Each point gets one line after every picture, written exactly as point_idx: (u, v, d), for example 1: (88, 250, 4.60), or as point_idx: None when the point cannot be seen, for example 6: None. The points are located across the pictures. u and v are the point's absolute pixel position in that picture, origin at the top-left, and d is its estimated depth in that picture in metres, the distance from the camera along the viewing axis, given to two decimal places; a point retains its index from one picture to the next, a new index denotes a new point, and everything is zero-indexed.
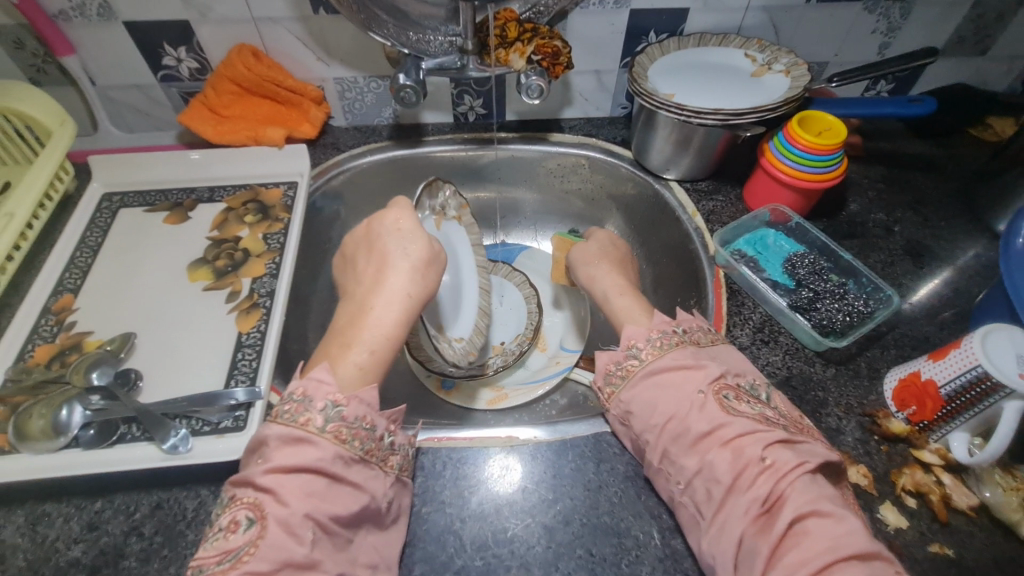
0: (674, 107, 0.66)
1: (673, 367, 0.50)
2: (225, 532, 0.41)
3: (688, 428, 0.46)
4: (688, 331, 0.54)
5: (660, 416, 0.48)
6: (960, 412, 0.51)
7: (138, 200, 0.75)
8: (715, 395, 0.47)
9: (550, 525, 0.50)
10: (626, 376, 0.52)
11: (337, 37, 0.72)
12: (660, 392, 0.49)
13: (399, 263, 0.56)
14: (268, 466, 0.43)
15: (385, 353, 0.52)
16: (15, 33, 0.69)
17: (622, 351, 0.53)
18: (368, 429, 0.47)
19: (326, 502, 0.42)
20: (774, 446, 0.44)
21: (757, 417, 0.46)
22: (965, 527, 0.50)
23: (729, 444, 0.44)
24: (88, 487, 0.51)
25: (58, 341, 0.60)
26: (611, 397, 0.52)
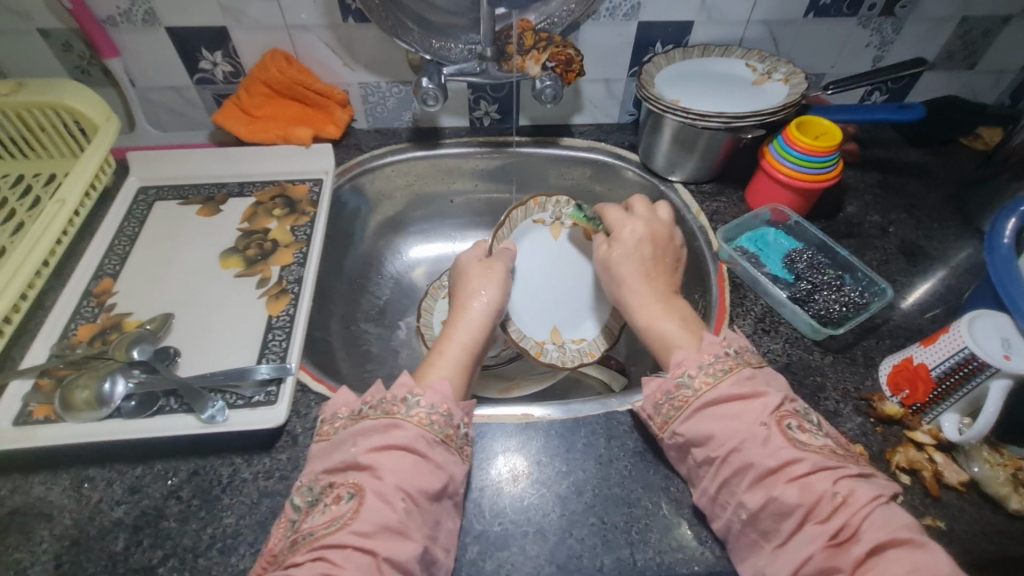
0: (681, 110, 0.70)
1: (729, 398, 0.49)
2: (329, 503, 0.45)
3: (755, 463, 0.45)
4: (740, 353, 0.53)
5: (720, 447, 0.47)
6: (949, 394, 0.54)
7: (172, 194, 0.79)
8: (779, 425, 0.47)
9: (564, 495, 0.53)
10: (679, 407, 0.50)
11: (364, 44, 0.77)
12: (718, 425, 0.48)
13: (468, 289, 0.65)
14: (370, 445, 0.47)
15: (459, 358, 0.58)
16: (65, 36, 0.74)
17: (674, 379, 0.52)
18: (445, 416, 0.50)
19: (415, 476, 0.46)
20: (847, 480, 0.44)
21: (824, 451, 0.46)
22: (956, 501, 0.52)
23: (798, 480, 0.44)
24: (128, 454, 0.54)
25: (100, 321, 0.64)
26: (664, 426, 0.51)
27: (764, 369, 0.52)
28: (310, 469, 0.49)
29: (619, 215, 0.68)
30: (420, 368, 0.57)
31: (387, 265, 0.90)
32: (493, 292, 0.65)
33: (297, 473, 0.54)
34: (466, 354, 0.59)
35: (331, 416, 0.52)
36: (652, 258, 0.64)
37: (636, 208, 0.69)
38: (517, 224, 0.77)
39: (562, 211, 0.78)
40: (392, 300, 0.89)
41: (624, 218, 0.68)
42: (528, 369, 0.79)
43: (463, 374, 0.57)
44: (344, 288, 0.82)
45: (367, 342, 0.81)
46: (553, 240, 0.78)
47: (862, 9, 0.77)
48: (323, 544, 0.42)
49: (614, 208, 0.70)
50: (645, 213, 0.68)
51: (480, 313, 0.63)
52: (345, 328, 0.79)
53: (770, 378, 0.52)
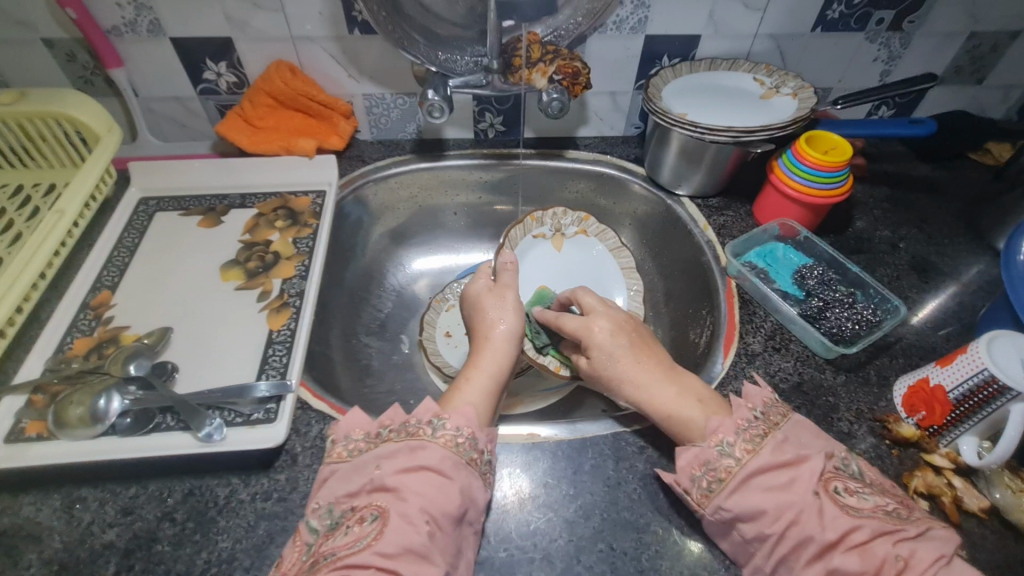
0: (688, 124, 0.70)
1: (773, 466, 0.46)
2: (353, 525, 0.44)
3: (812, 536, 0.42)
4: (766, 413, 0.51)
5: (774, 522, 0.44)
6: (968, 417, 0.52)
7: (173, 204, 0.78)
8: (827, 491, 0.44)
9: (571, 519, 0.52)
10: (721, 480, 0.47)
11: (369, 56, 0.77)
12: (768, 497, 0.45)
13: (485, 321, 0.65)
14: (395, 467, 0.47)
15: (485, 387, 0.57)
16: (69, 46, 0.73)
17: (711, 449, 0.49)
18: (471, 439, 0.50)
19: (439, 498, 0.45)
20: (907, 541, 0.42)
21: (879, 512, 0.43)
22: (976, 529, 0.51)
23: (859, 546, 0.41)
24: (122, 473, 0.53)
25: (96, 335, 0.63)
26: (704, 501, 0.48)
27: (793, 423, 0.50)
28: (327, 491, 0.48)
29: (573, 322, 0.62)
30: (446, 395, 0.56)
31: (389, 277, 0.89)
32: (513, 320, 0.64)
33: (296, 495, 0.52)
34: (493, 381, 0.58)
35: (343, 437, 0.51)
36: (634, 346, 0.59)
37: (587, 303, 0.63)
38: (517, 241, 0.84)
39: (561, 221, 0.85)
40: (393, 312, 0.87)
41: (583, 322, 0.62)
42: (532, 385, 0.77)
43: (491, 400, 0.57)
44: (345, 301, 0.81)
45: (367, 356, 0.79)
46: (556, 251, 0.85)
47: (870, 23, 0.77)
48: (347, 564, 0.41)
49: (568, 313, 0.64)
50: (598, 304, 0.63)
51: (503, 338, 0.63)
52: (346, 343, 0.77)
53: (801, 435, 0.49)
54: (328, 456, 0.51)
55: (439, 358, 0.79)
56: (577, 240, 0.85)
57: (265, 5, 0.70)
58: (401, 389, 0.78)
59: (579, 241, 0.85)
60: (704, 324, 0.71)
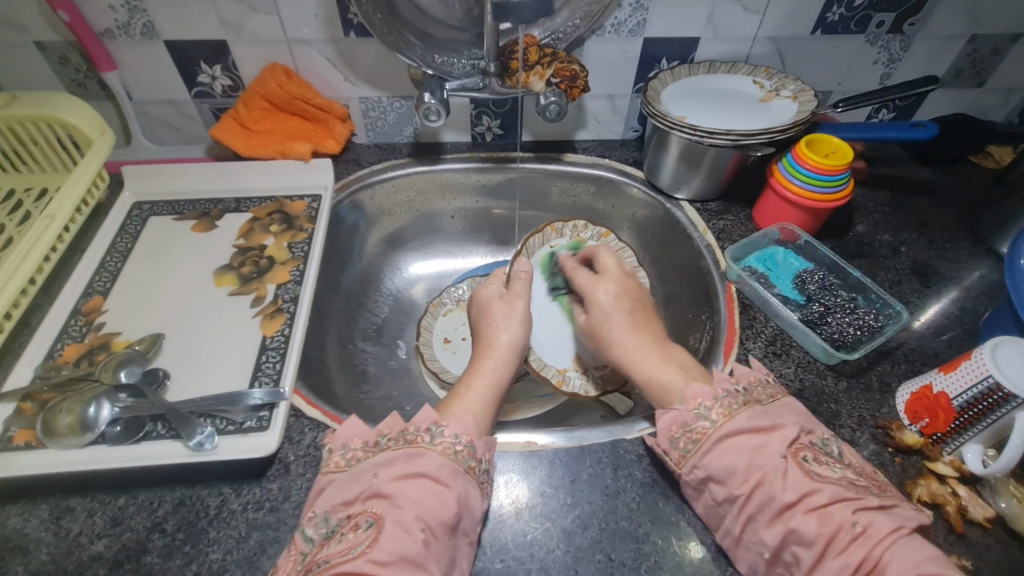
0: (687, 127, 0.69)
1: (747, 430, 0.48)
2: (348, 531, 0.43)
3: (774, 498, 0.44)
4: (750, 389, 0.52)
5: (742, 483, 0.46)
6: (971, 425, 0.51)
7: (167, 209, 0.78)
8: (795, 458, 0.46)
9: (569, 529, 0.51)
10: (696, 441, 0.49)
11: (365, 58, 0.76)
12: (740, 457, 0.47)
13: (491, 326, 0.65)
14: (393, 474, 0.46)
15: (487, 396, 0.57)
16: (62, 49, 0.73)
17: (689, 413, 0.51)
18: (469, 446, 0.49)
19: (435, 505, 0.44)
20: (866, 510, 0.43)
21: (843, 481, 0.45)
22: (981, 538, 0.50)
23: (816, 510, 0.43)
24: (111, 483, 0.52)
25: (87, 341, 0.62)
26: (681, 461, 0.49)
27: (778, 404, 0.51)
28: (325, 499, 0.47)
29: (586, 278, 0.69)
30: (445, 402, 0.56)
31: (386, 282, 0.88)
32: (516, 331, 0.64)
33: (288, 505, 0.51)
34: (493, 391, 0.58)
35: (342, 446, 0.50)
36: (631, 313, 0.64)
37: (604, 262, 0.70)
38: (535, 250, 0.76)
39: (580, 235, 0.77)
40: (390, 317, 0.86)
41: (592, 281, 0.69)
42: (530, 391, 0.76)
43: (491, 408, 0.56)
44: (341, 305, 0.80)
45: (363, 361, 0.78)
46: None
47: (870, 26, 0.76)
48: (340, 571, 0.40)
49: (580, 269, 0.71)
50: (612, 266, 0.70)
51: (506, 349, 0.62)
52: (342, 349, 0.76)
53: (785, 411, 0.50)
54: (324, 465, 0.50)
55: (436, 364, 0.78)
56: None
57: (261, 8, 0.70)
58: (398, 395, 0.77)
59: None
60: (704, 329, 0.70)
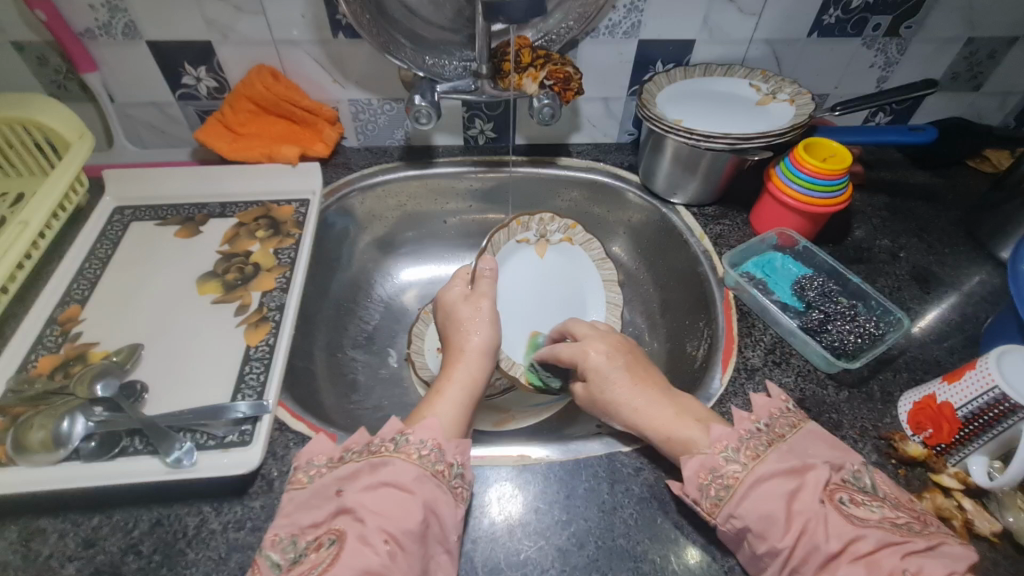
0: (683, 131, 0.68)
1: (780, 473, 0.44)
2: (310, 551, 0.42)
3: (818, 547, 0.41)
4: (772, 426, 0.49)
5: (784, 535, 0.42)
6: (977, 435, 0.50)
7: (149, 214, 0.75)
8: (832, 502, 0.43)
9: (564, 547, 0.49)
10: (728, 487, 0.45)
11: (354, 60, 0.74)
12: (778, 503, 0.43)
13: (458, 334, 0.63)
14: (358, 486, 0.45)
15: (458, 398, 0.55)
16: (40, 49, 0.70)
17: (716, 456, 0.47)
18: (436, 450, 0.47)
19: (398, 515, 0.43)
20: (914, 555, 0.39)
21: (886, 524, 0.41)
22: (988, 554, 0.48)
23: (863, 558, 0.39)
24: (85, 502, 0.49)
25: (62, 352, 0.59)
26: (714, 510, 0.46)
27: (801, 434, 0.48)
28: (289, 521, 0.45)
29: (569, 347, 0.63)
30: (419, 412, 0.54)
31: (377, 288, 0.86)
32: (488, 332, 0.62)
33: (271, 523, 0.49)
34: (465, 394, 0.56)
35: (305, 463, 0.49)
36: (630, 366, 0.58)
37: (580, 331, 0.64)
38: (500, 246, 0.78)
39: (547, 228, 0.80)
40: (381, 324, 0.84)
41: (578, 348, 0.62)
42: (523, 400, 0.75)
43: (466, 409, 0.55)
44: (329, 312, 0.78)
45: (353, 370, 0.76)
46: (539, 258, 0.81)
47: (867, 28, 0.75)
48: None
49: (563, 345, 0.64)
50: (588, 328, 0.64)
51: (477, 350, 0.61)
52: (330, 357, 0.74)
53: (811, 443, 0.47)
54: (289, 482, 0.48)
55: (428, 373, 0.76)
56: (561, 246, 0.81)
57: (247, 7, 0.68)
58: (388, 404, 0.75)
59: (562, 249, 0.81)
60: (701, 337, 0.69)
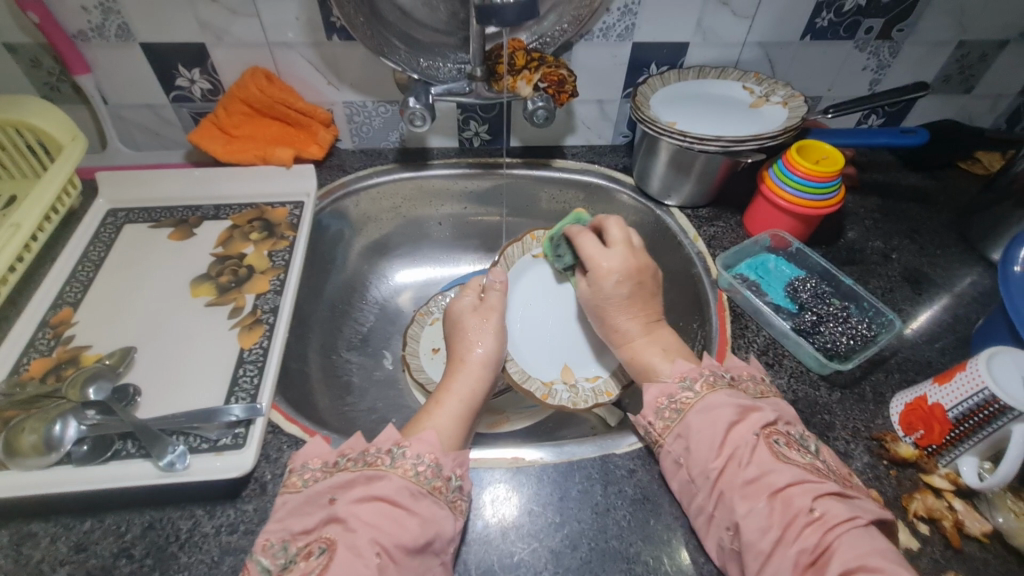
0: (677, 133, 0.68)
1: (730, 405, 0.49)
2: (300, 560, 0.42)
3: (741, 472, 0.45)
4: (737, 378, 0.53)
5: (715, 456, 0.47)
6: (967, 437, 0.50)
7: (142, 216, 0.75)
8: (767, 439, 0.47)
9: (557, 549, 0.49)
10: (681, 411, 0.51)
11: (349, 63, 0.74)
12: (716, 430, 0.48)
13: (465, 338, 0.63)
14: (350, 497, 0.45)
15: (457, 410, 0.55)
16: (33, 51, 0.70)
17: (674, 385, 0.52)
18: (433, 467, 0.47)
19: (393, 528, 0.43)
20: (825, 498, 0.43)
21: (809, 466, 0.46)
22: (979, 554, 0.49)
23: (778, 492, 0.44)
24: (77, 506, 0.49)
25: (54, 355, 0.59)
26: (665, 432, 0.51)
27: (769, 401, 0.52)
28: (283, 525, 0.45)
29: (592, 246, 0.63)
30: (417, 419, 0.54)
31: (372, 289, 0.86)
32: (491, 345, 0.62)
33: (263, 527, 0.49)
34: (465, 406, 0.56)
35: (300, 467, 0.49)
36: (631, 296, 0.61)
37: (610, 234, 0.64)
38: (515, 260, 0.74)
39: None
40: (376, 326, 0.84)
41: (601, 255, 0.62)
42: (518, 402, 0.75)
43: (464, 423, 0.55)
44: (324, 314, 0.78)
45: (348, 372, 0.76)
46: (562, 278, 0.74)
47: (859, 32, 0.76)
48: None
49: (585, 238, 0.64)
50: (623, 239, 0.64)
51: (476, 364, 0.60)
52: (324, 359, 0.74)
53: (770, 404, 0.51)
54: (283, 486, 0.48)
55: (423, 375, 0.76)
56: None
57: (241, 10, 0.68)
58: (383, 407, 0.75)
59: None
60: (696, 337, 0.69)
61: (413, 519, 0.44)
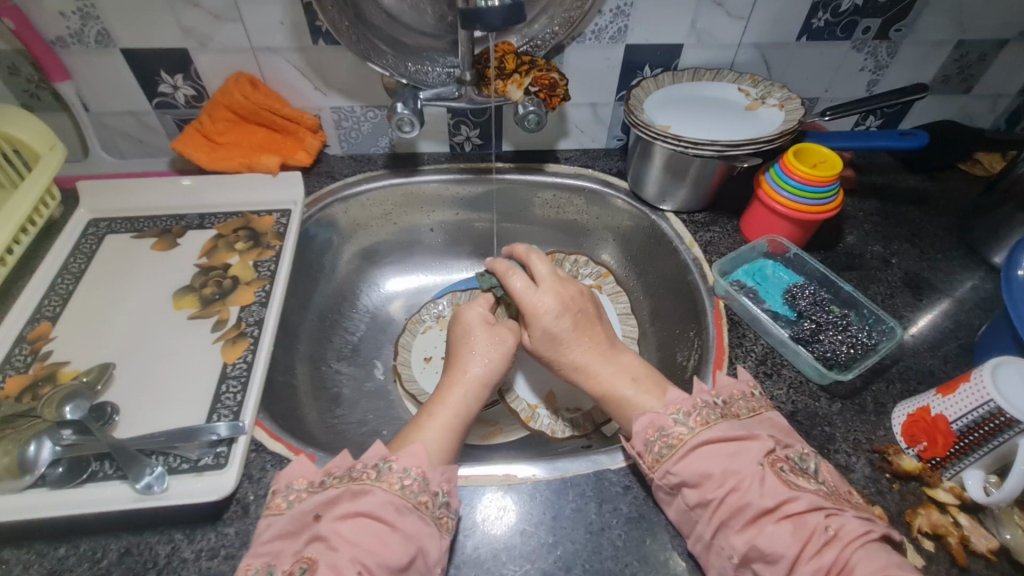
0: (671, 137, 0.66)
1: (724, 438, 0.47)
2: None
3: (749, 503, 0.43)
4: (729, 402, 0.51)
5: (716, 488, 0.45)
6: (973, 449, 0.49)
7: (126, 226, 0.73)
8: (772, 467, 0.45)
9: (550, 570, 0.47)
10: (671, 446, 0.48)
11: (335, 67, 0.73)
12: (716, 462, 0.46)
13: (471, 352, 0.60)
14: (336, 514, 0.43)
15: (447, 421, 0.54)
16: (11, 58, 0.68)
17: (666, 417, 0.50)
18: (420, 480, 0.45)
19: (377, 547, 0.41)
20: (838, 515, 0.43)
21: (820, 492, 0.44)
22: (985, 571, 0.47)
23: (793, 517, 0.42)
24: (52, 531, 0.47)
25: (31, 372, 0.57)
26: (655, 465, 0.48)
27: (758, 419, 0.50)
28: (265, 549, 0.43)
29: (522, 285, 0.61)
30: (406, 433, 0.52)
31: (362, 298, 0.85)
32: (493, 361, 0.59)
33: (245, 551, 0.47)
34: (457, 419, 0.54)
35: (284, 488, 0.46)
36: (577, 327, 0.60)
37: (539, 272, 0.62)
38: None
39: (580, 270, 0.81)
40: (366, 336, 0.82)
41: (533, 292, 0.61)
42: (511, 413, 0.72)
43: (454, 438, 0.53)
44: (313, 324, 0.76)
45: (338, 384, 0.75)
46: None
47: (857, 32, 0.74)
48: None
49: (512, 273, 0.62)
50: (549, 274, 0.62)
51: (476, 383, 0.58)
52: (313, 370, 0.73)
53: (760, 424, 0.50)
54: (266, 507, 0.46)
55: (414, 386, 0.74)
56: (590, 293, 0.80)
57: (225, 14, 0.66)
58: (374, 419, 0.73)
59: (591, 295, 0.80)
60: (691, 346, 0.67)
61: (393, 536, 0.42)
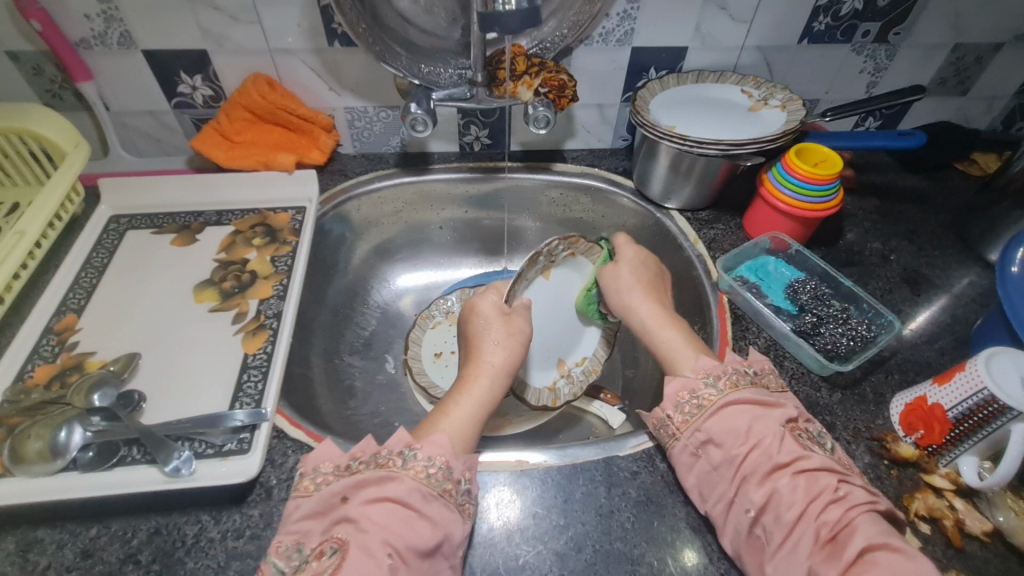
0: (676, 137, 0.68)
1: (754, 399, 0.50)
2: (312, 560, 0.43)
3: (768, 458, 0.46)
4: (760, 373, 0.53)
5: (740, 445, 0.47)
6: (968, 435, 0.51)
7: (145, 222, 0.75)
8: (792, 432, 0.48)
9: (562, 551, 0.49)
10: (702, 407, 0.50)
11: (350, 69, 0.75)
12: (744, 419, 0.48)
13: (491, 342, 0.61)
14: (363, 498, 0.45)
15: (473, 407, 0.56)
16: (36, 59, 0.70)
17: (697, 380, 0.52)
18: (443, 469, 0.47)
19: (404, 530, 0.43)
20: (847, 483, 0.45)
21: (833, 459, 0.47)
22: (980, 552, 0.49)
23: (805, 473, 0.45)
24: (83, 513, 0.49)
25: (59, 361, 0.59)
26: (683, 426, 0.50)
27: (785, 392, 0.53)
28: (294, 528, 0.45)
29: (627, 238, 0.69)
30: (425, 423, 0.54)
31: (373, 294, 0.87)
32: (512, 347, 0.61)
33: (269, 532, 0.49)
34: (480, 407, 0.56)
35: (311, 470, 0.48)
36: (652, 283, 0.65)
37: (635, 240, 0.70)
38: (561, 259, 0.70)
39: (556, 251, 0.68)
40: (378, 330, 0.85)
41: (632, 242, 0.68)
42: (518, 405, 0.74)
43: (475, 426, 0.55)
44: (327, 318, 0.79)
45: (350, 376, 0.77)
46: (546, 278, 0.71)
47: (856, 35, 0.76)
48: None
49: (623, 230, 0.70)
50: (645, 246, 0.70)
51: (498, 370, 0.60)
52: (328, 363, 0.75)
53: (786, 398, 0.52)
54: (293, 490, 0.48)
55: (425, 379, 0.76)
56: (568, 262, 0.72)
57: (243, 16, 0.68)
58: (386, 411, 0.75)
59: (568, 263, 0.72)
60: None
61: (422, 522, 0.44)
